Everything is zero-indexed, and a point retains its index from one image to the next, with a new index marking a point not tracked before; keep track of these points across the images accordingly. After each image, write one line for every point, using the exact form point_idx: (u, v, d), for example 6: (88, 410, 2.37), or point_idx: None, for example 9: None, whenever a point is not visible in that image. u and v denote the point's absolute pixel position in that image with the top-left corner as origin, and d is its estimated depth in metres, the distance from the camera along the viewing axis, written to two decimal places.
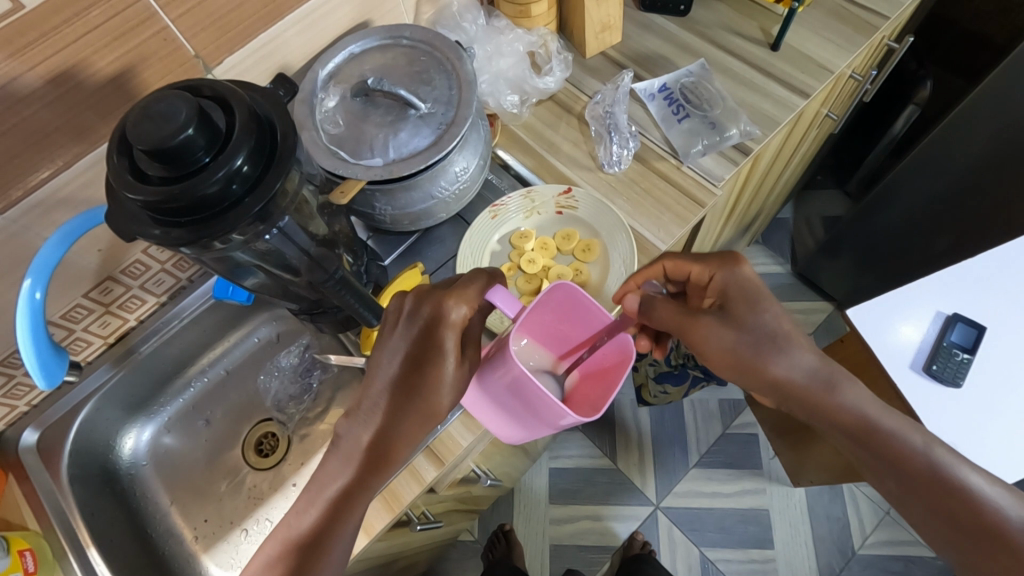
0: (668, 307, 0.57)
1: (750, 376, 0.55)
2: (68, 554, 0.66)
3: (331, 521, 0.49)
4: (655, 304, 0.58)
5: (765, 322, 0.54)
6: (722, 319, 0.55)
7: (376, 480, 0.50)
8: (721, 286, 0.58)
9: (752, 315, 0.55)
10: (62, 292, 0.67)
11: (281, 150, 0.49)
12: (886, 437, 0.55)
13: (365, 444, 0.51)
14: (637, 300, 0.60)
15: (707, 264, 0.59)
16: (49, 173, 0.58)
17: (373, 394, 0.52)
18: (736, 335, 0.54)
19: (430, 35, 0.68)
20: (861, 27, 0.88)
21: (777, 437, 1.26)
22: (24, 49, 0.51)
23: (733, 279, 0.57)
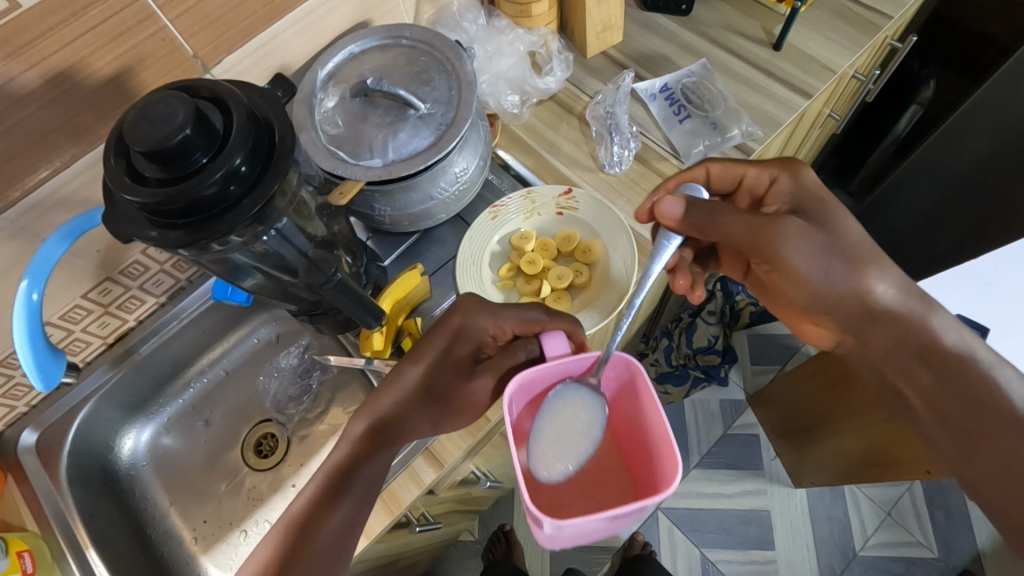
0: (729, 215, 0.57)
1: (831, 295, 0.59)
2: (67, 554, 0.66)
3: (327, 490, 0.55)
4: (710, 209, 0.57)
5: (845, 228, 0.58)
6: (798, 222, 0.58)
7: (367, 466, 0.57)
8: (788, 186, 0.62)
9: (827, 217, 0.59)
10: (61, 293, 0.67)
11: (279, 151, 0.49)
12: (967, 368, 0.57)
13: (362, 432, 0.58)
14: (680, 205, 0.58)
15: (770, 163, 0.64)
16: (47, 173, 0.58)
17: (387, 390, 0.59)
18: (818, 239, 0.57)
19: (429, 35, 0.67)
20: (865, 27, 0.87)
21: (779, 439, 1.28)
22: (21, 49, 0.51)
23: (795, 178, 0.62)
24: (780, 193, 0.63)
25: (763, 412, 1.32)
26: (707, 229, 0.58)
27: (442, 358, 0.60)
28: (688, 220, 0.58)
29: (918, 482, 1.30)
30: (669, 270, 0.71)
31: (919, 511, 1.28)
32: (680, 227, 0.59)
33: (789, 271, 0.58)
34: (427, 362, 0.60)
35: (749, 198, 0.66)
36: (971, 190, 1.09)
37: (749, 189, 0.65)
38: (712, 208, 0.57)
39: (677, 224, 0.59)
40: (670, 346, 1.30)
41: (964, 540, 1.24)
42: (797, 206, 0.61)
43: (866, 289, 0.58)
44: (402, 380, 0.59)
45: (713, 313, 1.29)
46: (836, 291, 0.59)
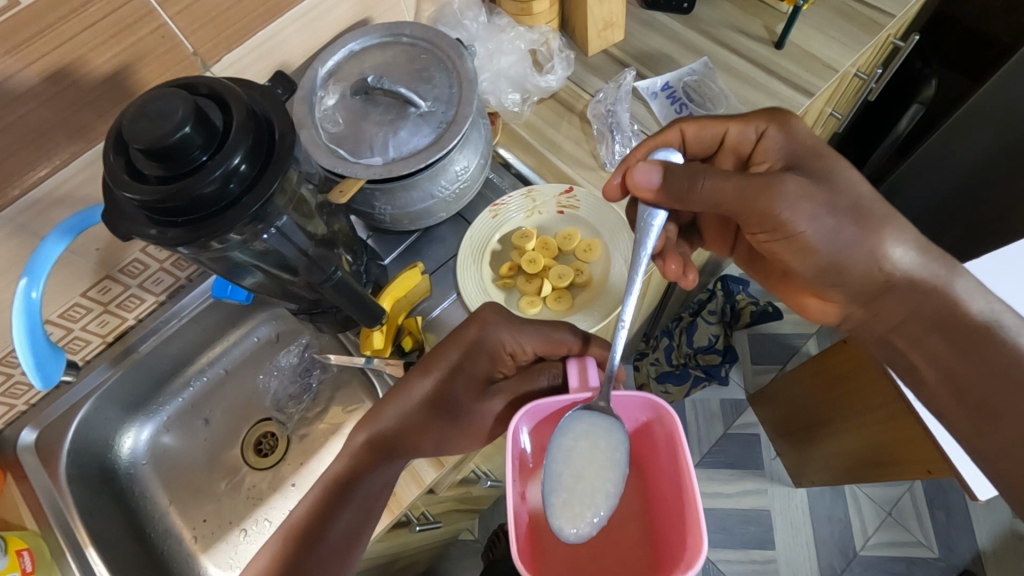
0: (714, 177, 0.55)
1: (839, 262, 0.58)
2: (66, 553, 0.66)
3: (330, 498, 0.58)
4: (693, 174, 0.55)
5: (846, 187, 0.56)
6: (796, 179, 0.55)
7: (369, 478, 0.59)
8: (773, 138, 0.62)
9: (820, 168, 0.57)
10: (60, 292, 0.66)
11: (279, 149, 0.48)
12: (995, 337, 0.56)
13: (362, 442, 0.60)
14: (658, 172, 0.56)
15: (752, 116, 0.63)
16: (46, 172, 0.58)
17: (395, 401, 0.61)
18: (823, 200, 0.55)
19: (429, 33, 0.67)
20: (867, 26, 0.87)
21: (780, 438, 1.28)
22: (19, 46, 0.51)
23: (782, 130, 0.61)
24: (769, 148, 0.62)
25: (764, 412, 1.32)
26: (694, 195, 0.56)
27: (453, 370, 0.62)
28: (667, 191, 0.56)
29: (918, 482, 1.30)
30: (658, 254, 0.67)
31: (920, 511, 1.27)
32: (659, 196, 0.57)
33: (796, 239, 0.56)
34: (437, 374, 0.61)
35: (734, 156, 0.66)
36: (976, 188, 1.09)
37: (733, 147, 0.65)
38: (691, 174, 0.55)
39: (659, 191, 0.57)
40: (671, 345, 1.31)
41: (964, 539, 1.24)
42: (792, 162, 0.59)
43: (878, 255, 0.57)
44: (410, 391, 0.61)
45: (714, 313, 1.30)
46: (844, 258, 0.57)
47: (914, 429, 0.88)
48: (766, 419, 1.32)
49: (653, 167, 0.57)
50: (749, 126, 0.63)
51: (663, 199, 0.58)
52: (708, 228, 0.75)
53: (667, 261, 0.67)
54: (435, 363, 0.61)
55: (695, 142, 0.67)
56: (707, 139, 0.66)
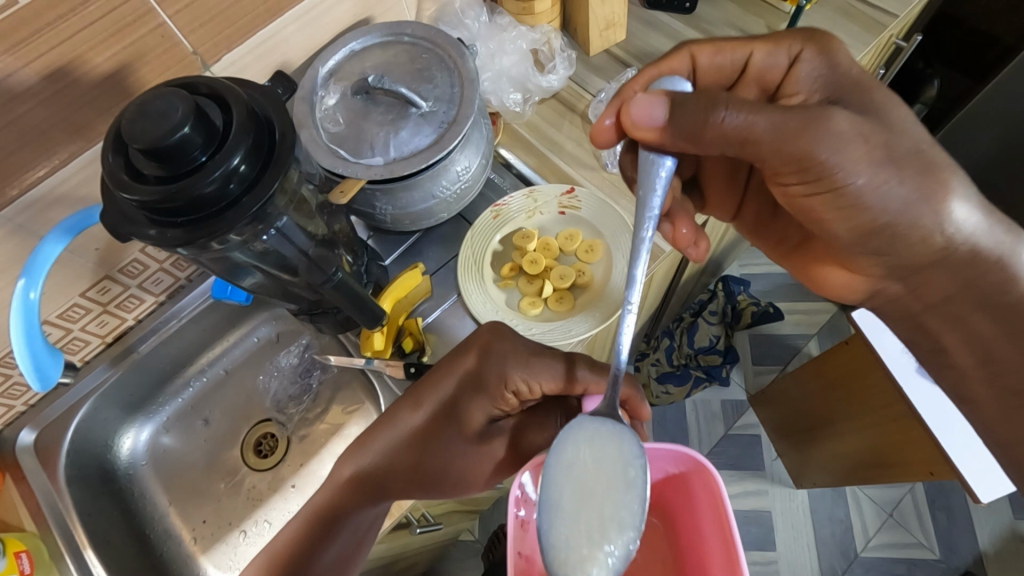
0: (733, 104, 0.47)
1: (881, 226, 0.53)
2: (65, 554, 0.66)
3: (316, 526, 0.60)
4: (705, 101, 0.47)
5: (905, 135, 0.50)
6: (846, 114, 0.49)
7: (357, 508, 0.60)
8: (810, 63, 0.55)
9: (863, 102, 0.51)
10: (59, 292, 0.66)
11: (280, 149, 0.48)
12: None
13: (348, 475, 0.62)
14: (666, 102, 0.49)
15: (780, 39, 0.57)
16: (45, 172, 0.58)
17: (389, 431, 0.62)
18: (880, 147, 0.49)
19: (431, 32, 0.67)
20: (870, 27, 0.87)
21: (781, 439, 1.28)
22: (19, 45, 0.50)
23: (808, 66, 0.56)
24: (801, 77, 0.56)
25: (765, 412, 1.32)
26: (708, 131, 0.48)
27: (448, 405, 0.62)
28: (674, 127, 0.49)
29: (919, 483, 1.29)
30: (667, 218, 0.65)
31: (921, 512, 1.27)
32: (663, 135, 0.50)
33: (845, 194, 0.50)
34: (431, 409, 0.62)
35: (758, 87, 0.60)
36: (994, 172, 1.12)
37: (758, 75, 0.59)
38: (709, 107, 0.47)
39: (667, 126, 0.49)
40: (672, 346, 1.31)
41: (966, 541, 1.24)
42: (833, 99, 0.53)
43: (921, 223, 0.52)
44: (403, 423, 0.62)
45: (715, 313, 1.30)
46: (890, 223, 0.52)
47: (914, 429, 0.88)
48: (766, 420, 1.32)
49: (660, 99, 0.49)
50: (780, 49, 0.57)
51: (668, 139, 0.50)
52: (711, 192, 0.72)
53: (678, 223, 0.64)
54: (429, 397, 0.62)
55: (709, 72, 0.60)
56: (727, 66, 0.60)
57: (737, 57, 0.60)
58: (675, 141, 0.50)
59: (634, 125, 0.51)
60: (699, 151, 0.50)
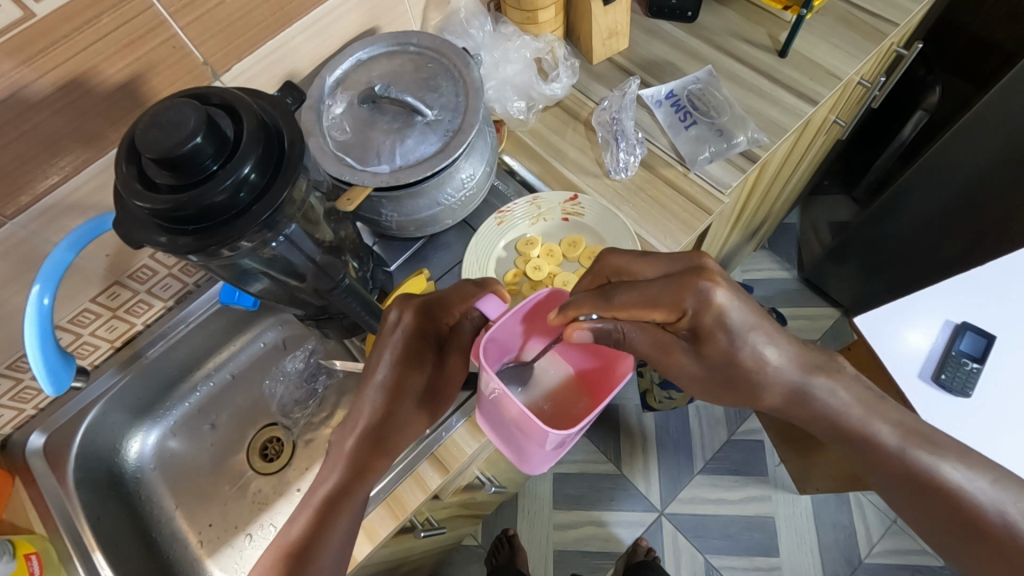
0: (643, 334, 0.50)
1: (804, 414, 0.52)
2: (74, 556, 0.67)
3: (318, 527, 0.46)
4: (625, 334, 0.50)
5: (740, 358, 0.50)
6: (693, 353, 0.52)
7: (364, 485, 0.49)
8: (695, 318, 0.49)
9: (717, 346, 0.50)
10: (70, 298, 0.67)
11: (289, 157, 0.49)
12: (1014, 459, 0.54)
13: (351, 449, 0.50)
14: (591, 334, 0.49)
15: (673, 296, 0.49)
16: (57, 180, 0.59)
17: (361, 396, 0.52)
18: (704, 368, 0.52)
19: (437, 43, 0.68)
20: (870, 34, 0.88)
21: (783, 446, 1.27)
22: (34, 57, 0.51)
23: (716, 342, 0.50)
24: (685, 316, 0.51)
25: (767, 419, 1.30)
26: (620, 348, 0.52)
27: (418, 350, 0.53)
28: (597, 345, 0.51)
29: None
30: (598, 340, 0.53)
31: None
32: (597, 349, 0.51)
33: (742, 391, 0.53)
34: (392, 358, 0.52)
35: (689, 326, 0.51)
36: (990, 182, 1.04)
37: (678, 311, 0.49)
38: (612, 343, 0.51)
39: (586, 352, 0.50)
40: None
41: None
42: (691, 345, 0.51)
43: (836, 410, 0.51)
44: (372, 382, 0.52)
45: None
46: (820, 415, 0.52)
47: None
48: (766, 426, 1.31)
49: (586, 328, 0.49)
50: (667, 311, 0.50)
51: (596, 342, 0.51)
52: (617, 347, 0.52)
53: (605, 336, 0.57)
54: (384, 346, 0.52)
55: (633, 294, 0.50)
56: (660, 297, 0.49)
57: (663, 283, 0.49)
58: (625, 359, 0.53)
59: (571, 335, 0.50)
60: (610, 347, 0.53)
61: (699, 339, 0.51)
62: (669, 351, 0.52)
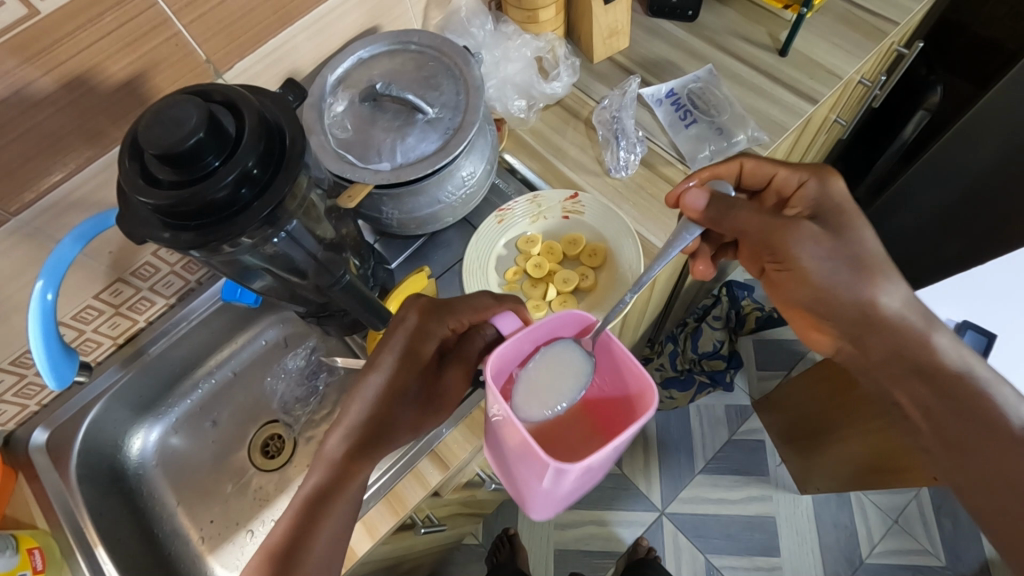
0: (749, 213, 0.60)
1: (887, 344, 0.59)
2: (76, 553, 0.67)
3: (307, 525, 0.47)
4: (734, 207, 0.61)
5: (863, 240, 0.60)
6: (818, 228, 0.60)
7: (353, 484, 0.50)
8: (820, 188, 0.63)
9: (848, 227, 0.60)
10: (72, 295, 0.68)
11: (290, 155, 0.49)
12: None
13: (342, 450, 0.51)
14: (703, 198, 0.62)
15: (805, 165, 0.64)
16: (60, 177, 0.59)
17: (355, 399, 0.54)
18: (830, 248, 0.59)
19: (438, 41, 0.68)
20: (870, 34, 0.88)
21: (784, 445, 1.28)
22: (38, 55, 0.52)
23: (851, 225, 0.60)
24: (805, 197, 0.64)
25: (770, 418, 1.31)
26: (724, 221, 0.62)
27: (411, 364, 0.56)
28: (707, 216, 0.62)
29: (925, 488, 1.29)
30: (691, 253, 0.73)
31: (927, 518, 1.27)
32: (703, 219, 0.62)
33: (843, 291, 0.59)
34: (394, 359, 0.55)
35: (777, 197, 0.67)
36: (996, 181, 1.03)
37: (777, 188, 0.66)
38: (724, 209, 0.61)
39: (698, 218, 0.62)
40: (675, 351, 1.31)
41: (971, 549, 1.23)
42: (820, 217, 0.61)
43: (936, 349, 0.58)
44: (368, 389, 0.54)
45: (718, 318, 1.31)
46: (905, 345, 0.59)
47: None
48: (768, 426, 1.32)
49: (698, 194, 0.62)
50: (792, 174, 0.64)
51: (701, 221, 0.62)
52: (735, 219, 0.61)
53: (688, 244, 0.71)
54: (387, 351, 0.55)
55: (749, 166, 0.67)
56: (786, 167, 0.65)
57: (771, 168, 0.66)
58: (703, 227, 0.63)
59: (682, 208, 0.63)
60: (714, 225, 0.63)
61: (822, 216, 0.61)
62: (791, 226, 0.59)
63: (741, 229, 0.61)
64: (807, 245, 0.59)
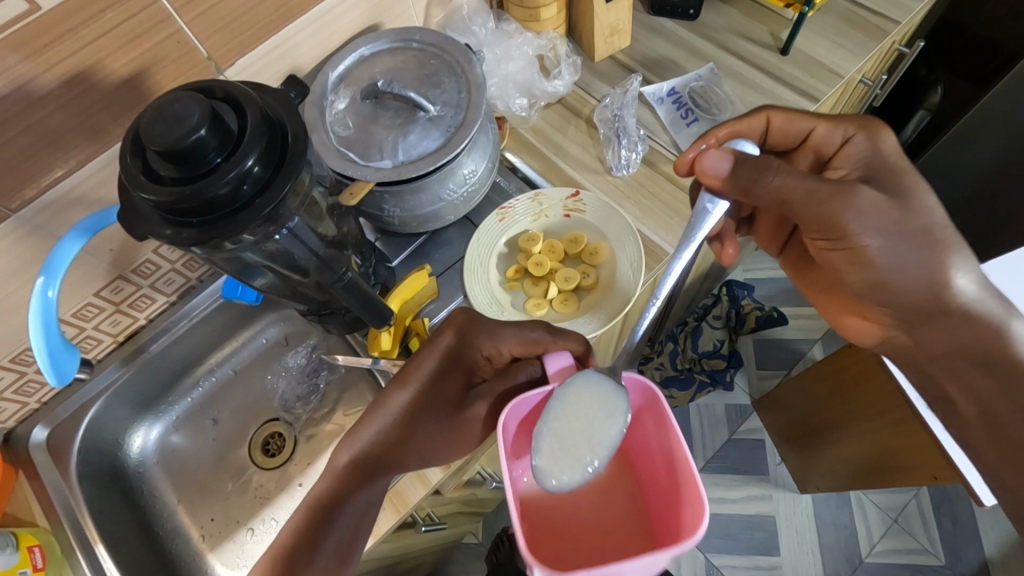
0: (785, 175, 0.57)
1: (947, 337, 0.62)
2: (77, 551, 0.67)
3: (313, 526, 0.55)
4: (767, 170, 0.57)
5: (929, 208, 0.59)
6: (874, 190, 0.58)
7: (357, 495, 0.57)
8: (869, 141, 0.63)
9: (903, 185, 0.60)
10: (73, 292, 0.67)
11: (292, 152, 0.49)
12: None
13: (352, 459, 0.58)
14: (725, 160, 0.58)
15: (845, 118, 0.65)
16: (61, 174, 0.59)
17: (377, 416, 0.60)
18: (893, 215, 0.58)
19: (439, 39, 0.68)
20: (872, 33, 0.88)
21: (784, 444, 1.28)
22: (40, 51, 0.52)
23: (907, 187, 0.60)
24: (850, 155, 0.64)
25: (771, 418, 1.31)
26: (756, 186, 0.58)
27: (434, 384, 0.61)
28: (733, 180, 0.58)
29: (924, 488, 1.29)
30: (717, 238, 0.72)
31: (927, 518, 1.27)
32: (725, 185, 0.59)
33: (903, 281, 0.60)
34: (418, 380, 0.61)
35: (814, 155, 0.68)
36: (997, 180, 1.04)
37: (816, 145, 0.67)
38: (759, 170, 0.57)
39: (718, 180, 0.59)
40: (675, 350, 1.32)
41: (971, 549, 1.23)
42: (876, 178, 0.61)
43: (1008, 334, 0.61)
44: (391, 405, 0.60)
45: (718, 318, 1.31)
46: (973, 340, 0.61)
47: (920, 436, 0.86)
48: (768, 424, 1.33)
49: (720, 155, 0.58)
50: (834, 127, 0.65)
51: (726, 186, 0.59)
52: (765, 185, 0.57)
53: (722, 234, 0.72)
54: (412, 373, 0.61)
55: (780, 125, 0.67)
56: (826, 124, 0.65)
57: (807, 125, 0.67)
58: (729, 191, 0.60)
59: (702, 173, 0.60)
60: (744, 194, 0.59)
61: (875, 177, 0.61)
62: (847, 191, 0.57)
63: (778, 199, 0.58)
64: (871, 216, 0.58)
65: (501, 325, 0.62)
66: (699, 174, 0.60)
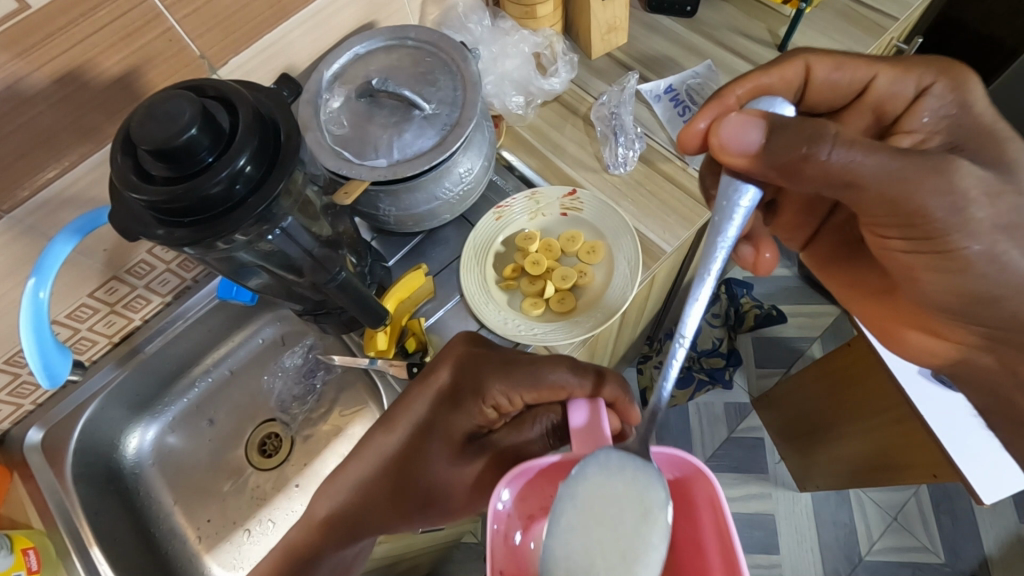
0: (841, 148, 0.48)
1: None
2: (72, 553, 0.67)
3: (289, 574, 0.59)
4: (817, 141, 0.48)
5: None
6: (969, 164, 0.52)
7: (332, 547, 0.60)
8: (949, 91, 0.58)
9: (992, 145, 0.55)
10: (67, 292, 0.67)
11: (285, 150, 0.49)
12: None
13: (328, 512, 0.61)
14: (758, 132, 0.50)
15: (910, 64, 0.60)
16: (54, 173, 0.58)
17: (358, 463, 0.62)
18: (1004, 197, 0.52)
19: (435, 37, 0.68)
20: (870, 28, 0.87)
21: (783, 442, 1.28)
22: (30, 49, 0.51)
23: (1000, 147, 0.55)
24: (925, 108, 0.59)
25: (769, 416, 1.31)
26: (798, 167, 0.49)
27: (422, 428, 0.61)
28: (766, 155, 0.50)
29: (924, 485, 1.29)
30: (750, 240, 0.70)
31: (926, 515, 1.26)
32: (755, 162, 0.50)
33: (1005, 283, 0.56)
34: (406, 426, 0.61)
35: (873, 112, 0.63)
36: None
37: (880, 99, 0.61)
38: (807, 140, 0.48)
39: (751, 153, 0.50)
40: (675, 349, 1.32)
41: (970, 545, 1.23)
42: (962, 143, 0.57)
43: None
44: (372, 453, 0.61)
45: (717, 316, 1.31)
46: None
47: (919, 434, 0.86)
48: (767, 422, 1.32)
49: (754, 124, 0.50)
50: (901, 74, 0.59)
51: (758, 164, 0.51)
52: (810, 159, 0.49)
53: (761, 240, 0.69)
54: (401, 419, 0.61)
55: (824, 84, 0.62)
56: (888, 73, 0.60)
57: (860, 78, 0.61)
58: (764, 169, 0.51)
59: (723, 147, 0.51)
60: (787, 178, 0.51)
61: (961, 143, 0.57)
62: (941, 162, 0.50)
63: (835, 177, 0.50)
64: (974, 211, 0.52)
65: (515, 367, 0.59)
66: (718, 149, 0.52)
